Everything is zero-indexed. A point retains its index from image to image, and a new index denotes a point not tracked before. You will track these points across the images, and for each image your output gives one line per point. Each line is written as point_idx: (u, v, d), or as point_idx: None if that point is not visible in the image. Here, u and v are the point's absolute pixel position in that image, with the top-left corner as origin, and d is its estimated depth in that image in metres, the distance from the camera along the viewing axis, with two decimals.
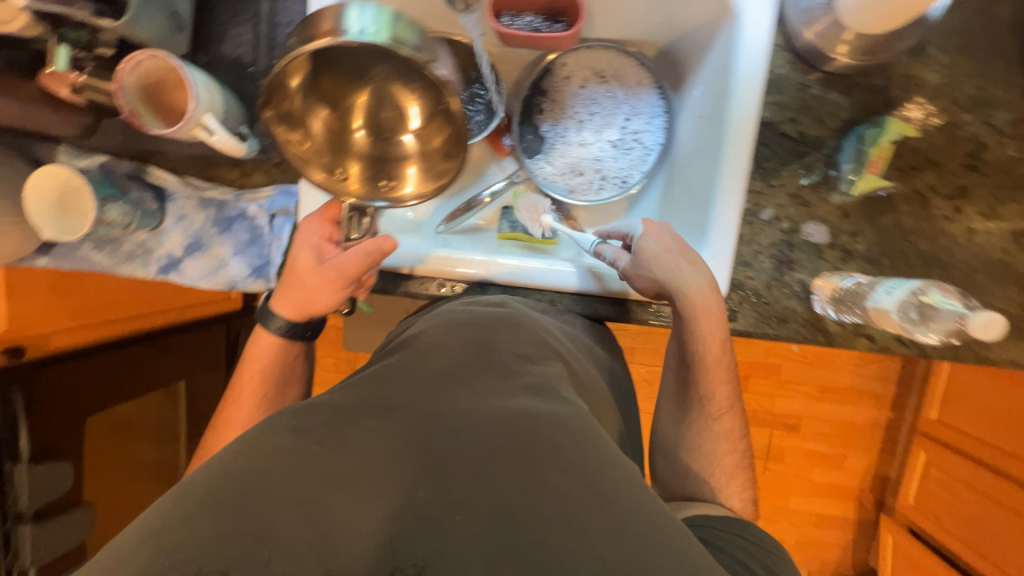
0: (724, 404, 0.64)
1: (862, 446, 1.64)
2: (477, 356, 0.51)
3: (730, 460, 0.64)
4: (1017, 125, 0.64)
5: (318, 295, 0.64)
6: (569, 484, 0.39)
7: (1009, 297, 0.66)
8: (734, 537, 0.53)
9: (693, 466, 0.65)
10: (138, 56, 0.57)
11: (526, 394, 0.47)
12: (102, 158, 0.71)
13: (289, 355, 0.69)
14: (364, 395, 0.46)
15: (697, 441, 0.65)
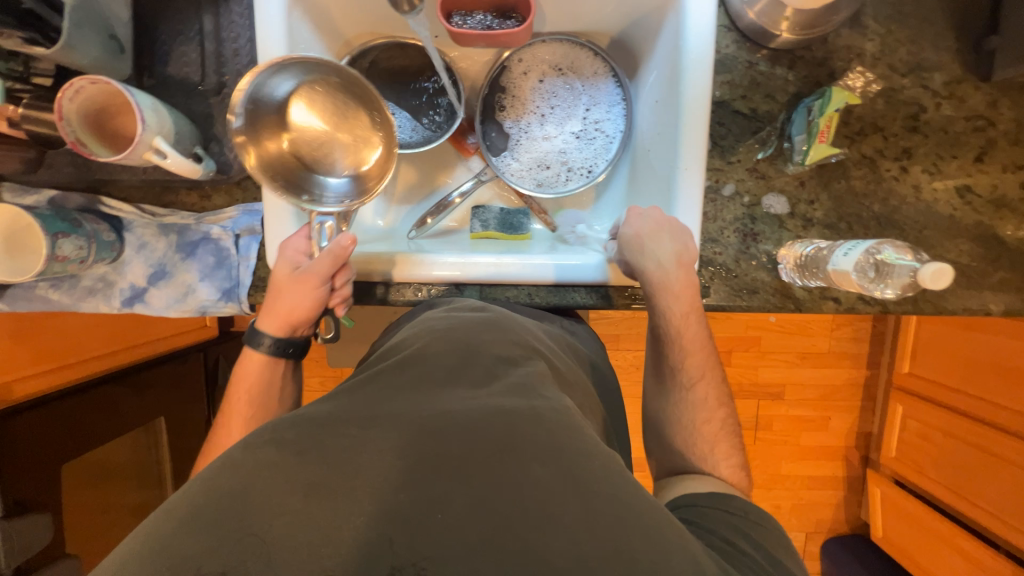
0: (696, 371, 0.65)
1: (844, 406, 1.70)
2: (459, 355, 0.52)
3: (710, 428, 0.64)
4: (950, 86, 0.68)
5: (296, 302, 0.62)
6: (557, 471, 0.40)
7: (959, 249, 0.70)
8: (720, 515, 0.51)
9: (676, 438, 0.65)
10: (78, 82, 0.55)
11: (508, 394, 0.46)
12: (51, 192, 0.68)
13: (277, 373, 0.67)
14: (347, 405, 0.45)
15: (677, 416, 0.65)
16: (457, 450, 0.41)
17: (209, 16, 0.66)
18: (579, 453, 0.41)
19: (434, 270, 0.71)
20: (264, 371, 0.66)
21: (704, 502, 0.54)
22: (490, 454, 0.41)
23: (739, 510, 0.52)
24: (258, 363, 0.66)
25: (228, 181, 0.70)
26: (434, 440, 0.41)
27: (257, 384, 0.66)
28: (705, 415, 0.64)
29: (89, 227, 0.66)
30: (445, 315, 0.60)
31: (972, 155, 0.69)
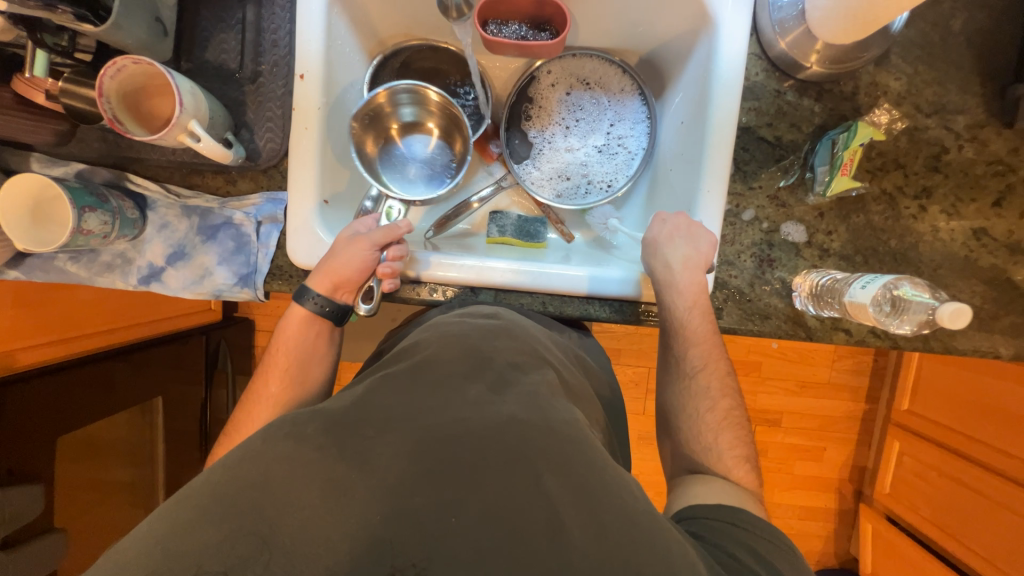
0: (699, 361, 0.66)
1: (841, 438, 1.70)
2: (473, 358, 0.51)
3: (713, 418, 0.63)
4: (973, 129, 0.69)
5: (347, 261, 0.65)
6: (569, 481, 0.40)
7: (972, 291, 0.71)
8: (727, 529, 0.50)
9: (680, 438, 0.64)
10: (121, 61, 0.56)
11: (519, 401, 0.46)
12: (79, 166, 0.69)
13: (312, 334, 0.66)
14: (363, 400, 0.46)
15: (681, 407, 0.65)
16: (471, 453, 0.41)
17: (251, 6, 0.68)
18: (590, 466, 0.41)
19: (450, 273, 0.71)
20: (303, 329, 0.66)
21: (710, 515, 0.52)
22: (504, 459, 0.41)
23: (749, 526, 0.50)
24: (298, 321, 0.66)
25: (255, 169, 0.71)
26: (450, 441, 0.42)
27: (296, 346, 0.66)
28: (710, 407, 0.64)
29: (115, 203, 0.67)
30: (459, 320, 0.59)
31: (991, 199, 0.70)
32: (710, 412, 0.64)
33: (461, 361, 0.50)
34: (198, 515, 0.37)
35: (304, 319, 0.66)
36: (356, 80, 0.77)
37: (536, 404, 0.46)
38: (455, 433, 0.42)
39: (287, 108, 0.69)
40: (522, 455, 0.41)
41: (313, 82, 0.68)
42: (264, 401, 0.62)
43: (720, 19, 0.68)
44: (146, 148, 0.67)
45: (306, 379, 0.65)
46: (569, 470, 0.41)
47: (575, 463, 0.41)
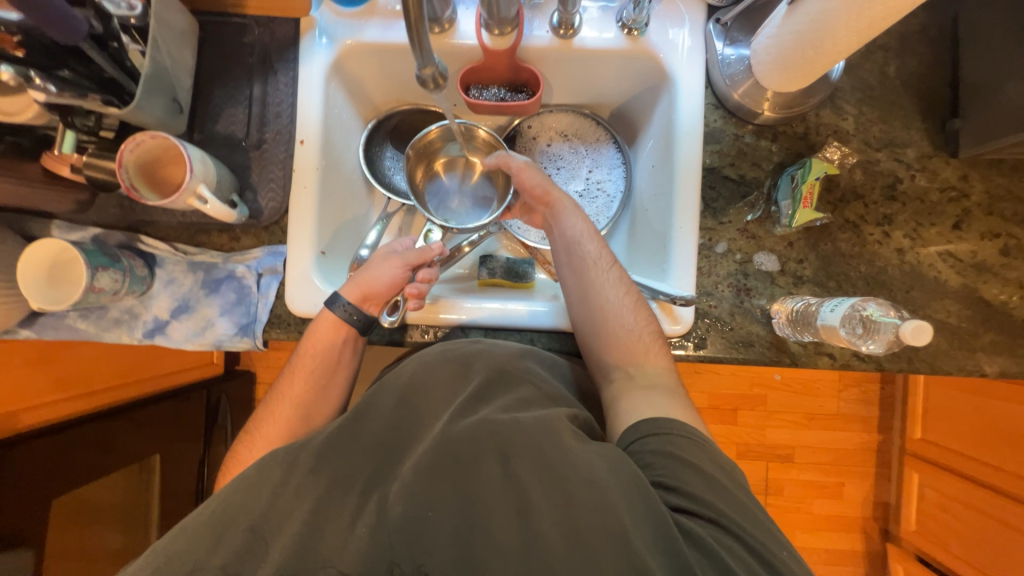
0: (607, 257, 0.72)
1: (858, 472, 1.64)
2: (457, 374, 0.64)
3: (631, 300, 0.70)
4: (923, 160, 0.74)
5: (382, 276, 0.71)
6: (540, 468, 0.52)
7: (947, 310, 0.73)
8: (654, 449, 0.57)
9: (613, 337, 0.68)
10: (141, 137, 0.62)
11: (496, 410, 0.59)
12: (95, 231, 0.75)
13: (338, 342, 0.70)
14: (362, 416, 0.59)
15: (603, 310, 0.69)
16: (461, 455, 0.53)
17: (258, 84, 0.76)
18: (558, 455, 0.53)
19: (441, 313, 0.75)
20: (330, 337, 0.70)
21: (640, 440, 0.58)
22: (484, 458, 0.53)
23: (671, 431, 0.58)
24: (326, 328, 0.70)
25: (258, 226, 0.76)
26: (446, 451, 0.54)
27: (323, 354, 0.71)
28: (626, 294, 0.70)
29: (126, 262, 0.71)
30: (436, 347, 0.68)
31: (950, 222, 0.74)
32: (639, 307, 0.70)
33: (447, 376, 0.64)
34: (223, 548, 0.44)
35: (330, 330, 0.70)
36: (352, 143, 0.85)
37: (514, 412, 0.58)
38: (448, 440, 0.54)
39: (288, 170, 0.75)
40: (499, 450, 0.54)
41: (312, 146, 0.75)
42: (288, 401, 0.69)
43: (676, 75, 0.75)
44: (157, 212, 0.73)
45: (330, 385, 0.71)
46: (539, 459, 0.53)
47: (545, 453, 0.53)
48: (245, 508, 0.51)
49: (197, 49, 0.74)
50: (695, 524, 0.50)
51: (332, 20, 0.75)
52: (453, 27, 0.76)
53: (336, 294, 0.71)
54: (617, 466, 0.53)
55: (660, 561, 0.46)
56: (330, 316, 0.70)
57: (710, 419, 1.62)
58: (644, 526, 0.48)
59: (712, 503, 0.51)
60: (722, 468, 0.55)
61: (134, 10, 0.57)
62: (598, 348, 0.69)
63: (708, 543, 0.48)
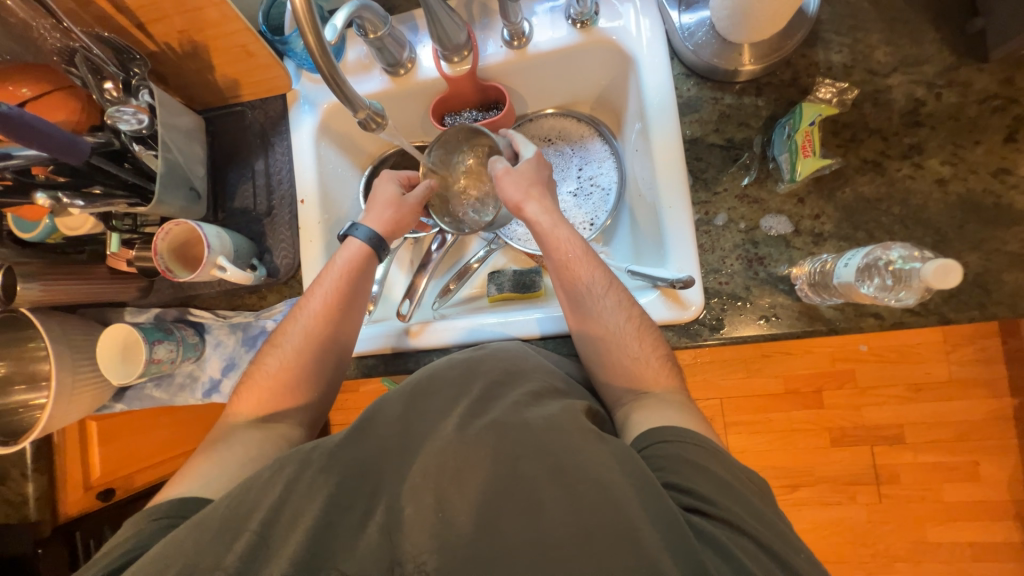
0: (604, 282, 0.68)
1: (992, 447, 1.37)
2: (463, 379, 0.59)
3: (632, 326, 0.65)
4: (947, 74, 0.64)
5: (401, 211, 0.79)
6: (548, 467, 0.48)
7: (1021, 238, 0.61)
8: (668, 453, 0.53)
9: (615, 363, 0.65)
10: (168, 226, 0.73)
11: (504, 410, 0.54)
12: (156, 310, 0.87)
13: (354, 271, 0.75)
14: (364, 430, 0.54)
15: (603, 329, 0.66)
16: (465, 460, 0.49)
17: (260, 159, 0.85)
18: (566, 456, 0.48)
19: (446, 335, 0.78)
20: (347, 261, 0.75)
21: (651, 446, 0.54)
22: (485, 466, 0.48)
23: (683, 437, 0.54)
24: (348, 252, 0.76)
25: (278, 283, 0.84)
26: (451, 458, 0.50)
27: (347, 276, 0.74)
28: (627, 320, 0.66)
29: (178, 333, 0.83)
30: (445, 357, 0.64)
31: (999, 136, 0.62)
32: (641, 331, 0.65)
33: (457, 378, 0.60)
34: None
35: (357, 254, 0.76)
36: (350, 191, 0.92)
37: (525, 411, 0.53)
38: (454, 445, 0.50)
39: (295, 229, 0.83)
40: (501, 454, 0.49)
41: (312, 203, 0.83)
42: (298, 327, 0.72)
43: (638, 55, 0.73)
44: (197, 285, 0.83)
45: (342, 318, 0.73)
46: (547, 459, 0.48)
47: (549, 452, 0.49)
48: (240, 522, 0.47)
49: (209, 140, 0.85)
50: (709, 524, 0.46)
51: (312, 88, 0.84)
52: (415, 65, 0.80)
53: (359, 224, 0.78)
54: (630, 466, 0.48)
55: (675, 559, 0.42)
56: (358, 243, 0.76)
57: (792, 405, 1.45)
58: (657, 525, 0.44)
59: (726, 505, 0.47)
60: (738, 477, 0.51)
61: (143, 123, 0.66)
62: (599, 371, 0.67)
63: (726, 545, 0.44)
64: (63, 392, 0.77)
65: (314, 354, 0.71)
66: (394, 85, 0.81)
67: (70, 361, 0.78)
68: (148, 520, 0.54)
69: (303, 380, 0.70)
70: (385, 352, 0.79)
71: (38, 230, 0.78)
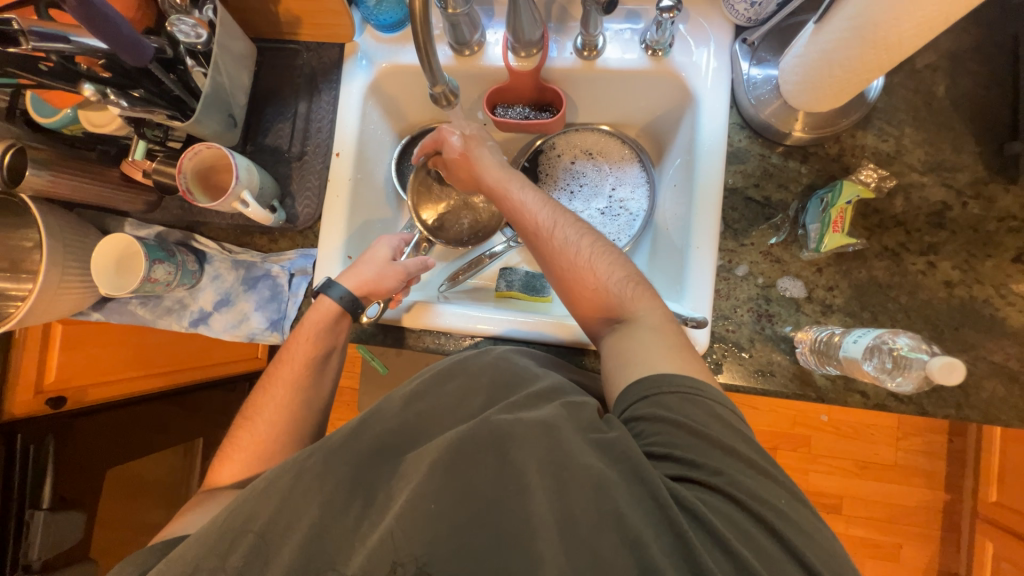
0: (551, 219, 0.69)
1: (917, 533, 1.46)
2: (454, 385, 0.59)
3: (586, 255, 0.65)
4: (976, 186, 0.68)
5: (382, 272, 0.76)
6: (539, 458, 0.48)
7: (1007, 352, 0.65)
8: (646, 412, 0.52)
9: (587, 293, 0.65)
10: (199, 147, 0.70)
11: (505, 410, 0.53)
12: (158, 229, 0.84)
13: (335, 330, 0.75)
14: (361, 429, 0.54)
15: (563, 272, 0.66)
16: (472, 447, 0.49)
17: (304, 102, 0.83)
18: (558, 444, 0.49)
19: (452, 323, 0.77)
20: (325, 325, 0.74)
21: (630, 408, 0.54)
22: (486, 462, 0.48)
23: (658, 387, 0.53)
24: (325, 317, 0.74)
25: (294, 230, 0.83)
26: (459, 448, 0.49)
27: (319, 338, 0.74)
28: (588, 249, 0.66)
29: (180, 257, 0.80)
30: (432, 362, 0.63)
31: (1009, 255, 0.67)
32: (604, 258, 0.65)
33: (456, 389, 0.59)
34: (217, 548, 0.46)
35: (328, 315, 0.74)
36: (384, 156, 0.91)
37: (516, 412, 0.53)
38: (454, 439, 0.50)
39: (324, 180, 0.81)
40: (499, 447, 0.49)
41: (347, 158, 0.81)
42: (274, 398, 0.71)
43: (700, 97, 0.75)
44: (210, 214, 0.81)
45: (322, 377, 0.74)
46: (541, 452, 0.48)
47: (542, 445, 0.49)
48: (256, 513, 0.48)
49: (255, 71, 0.83)
50: (690, 493, 0.47)
51: (372, 45, 0.82)
52: (482, 50, 0.80)
53: (334, 281, 0.75)
54: (612, 451, 0.49)
55: (659, 538, 0.44)
56: (330, 303, 0.74)
57: None
58: (639, 503, 0.46)
59: (708, 467, 0.48)
60: (722, 429, 0.50)
61: (201, 38, 0.64)
62: (574, 306, 0.67)
63: (707, 517, 0.45)
64: (47, 289, 0.74)
65: (291, 419, 0.71)
66: (457, 63, 0.80)
67: (61, 258, 0.74)
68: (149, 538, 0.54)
69: (280, 447, 0.69)
70: (389, 321, 0.78)
71: (57, 118, 0.74)
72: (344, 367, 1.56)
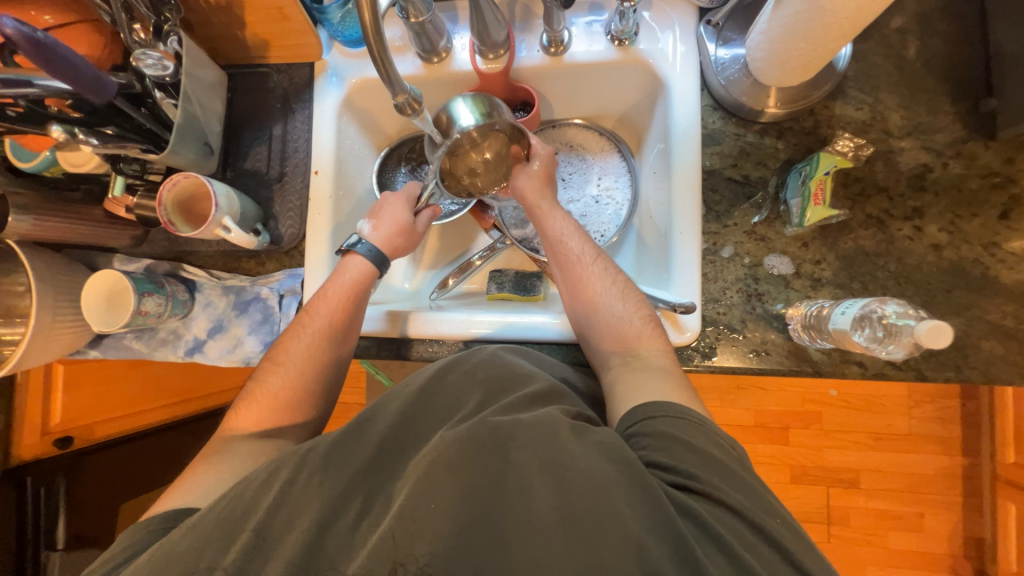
0: (593, 251, 0.72)
1: (938, 501, 1.44)
2: (453, 390, 0.58)
3: (617, 289, 0.69)
4: (956, 146, 0.68)
5: (409, 236, 0.79)
6: (539, 457, 0.48)
7: (1002, 310, 0.65)
8: (652, 430, 0.53)
9: (601, 326, 0.67)
10: (177, 177, 0.71)
11: (503, 411, 0.53)
12: (147, 262, 0.84)
13: (364, 289, 0.74)
14: (360, 431, 0.53)
15: (592, 297, 0.69)
16: (472, 444, 0.48)
17: (279, 124, 0.84)
18: (556, 446, 0.49)
19: (444, 330, 0.77)
20: (356, 283, 0.73)
21: (637, 424, 0.55)
22: (482, 459, 0.47)
23: (666, 410, 0.55)
24: (356, 275, 0.74)
25: (279, 251, 0.83)
26: (453, 444, 0.48)
27: (349, 296, 0.73)
28: (620, 286, 0.69)
29: (169, 288, 0.80)
30: (434, 363, 0.62)
31: (995, 211, 0.66)
32: (631, 299, 0.68)
33: (457, 387, 0.59)
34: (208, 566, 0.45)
35: (361, 274, 0.74)
36: (364, 170, 0.91)
37: (515, 413, 0.53)
38: (449, 437, 0.49)
39: (304, 199, 0.82)
40: (497, 443, 0.48)
41: (325, 176, 0.82)
42: (286, 365, 0.69)
43: (671, 83, 0.75)
44: (196, 242, 0.81)
45: (347, 334, 0.72)
46: (540, 452, 0.48)
47: (542, 443, 0.49)
48: (253, 515, 0.48)
49: (228, 97, 0.83)
50: (692, 501, 0.47)
51: (341, 61, 0.83)
52: (449, 55, 0.80)
53: (364, 240, 0.76)
54: (616, 455, 0.49)
55: (661, 542, 0.43)
56: (360, 261, 0.75)
57: (758, 439, 1.49)
58: (642, 509, 0.45)
59: (708, 480, 0.48)
60: (723, 450, 0.51)
61: (167, 70, 0.64)
62: (589, 335, 0.69)
63: (708, 521, 0.45)
64: (40, 331, 0.74)
65: (312, 380, 0.69)
66: (426, 71, 0.81)
67: (51, 299, 0.75)
68: (143, 530, 0.53)
69: None
70: (383, 335, 0.79)
71: (37, 162, 0.74)
72: (349, 384, 1.56)
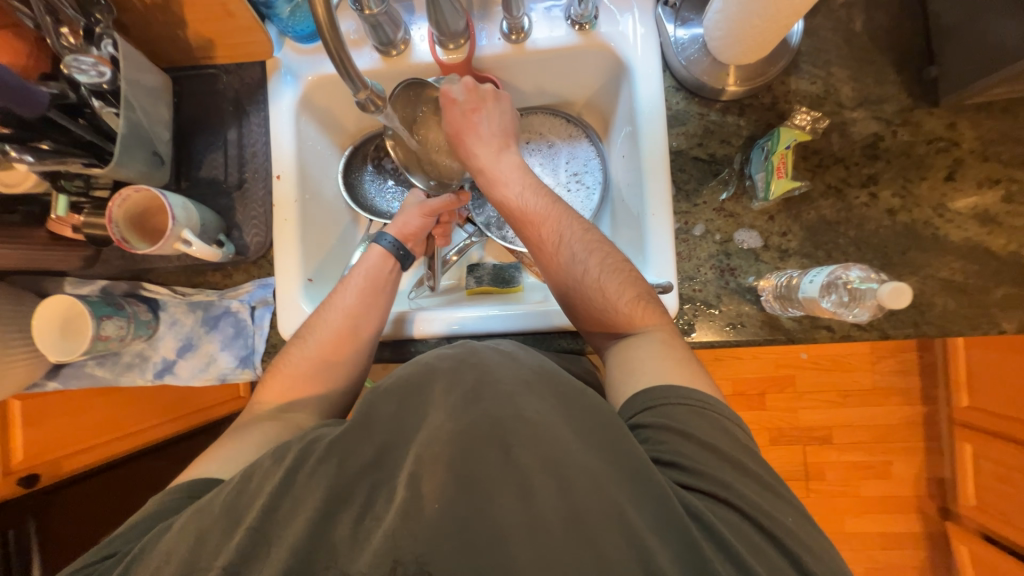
0: (555, 238, 0.70)
1: (903, 448, 1.54)
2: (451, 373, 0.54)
3: (591, 275, 0.67)
4: (903, 114, 0.71)
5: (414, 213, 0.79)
6: (541, 457, 0.47)
7: (952, 267, 0.69)
8: (651, 423, 0.54)
9: (591, 310, 0.67)
10: (126, 192, 0.67)
11: (498, 400, 0.50)
12: (102, 283, 0.79)
13: (386, 269, 0.76)
14: (350, 437, 0.50)
15: (569, 286, 0.69)
16: (469, 446, 0.47)
17: (233, 128, 0.79)
18: (558, 445, 0.47)
19: (426, 328, 0.76)
20: (380, 264, 0.75)
21: (635, 416, 0.56)
22: (479, 460, 0.47)
23: (668, 397, 0.55)
24: (377, 259, 0.76)
25: (246, 261, 0.79)
26: (449, 448, 0.47)
27: (371, 278, 0.74)
28: (596, 268, 0.68)
29: (129, 309, 0.76)
30: (437, 351, 0.58)
31: (941, 174, 0.70)
32: (609, 280, 0.67)
33: (446, 370, 0.54)
34: None
35: (374, 260, 0.75)
36: (329, 171, 0.88)
37: (519, 399, 0.50)
38: (446, 438, 0.47)
39: (268, 206, 0.79)
40: (495, 442, 0.47)
41: (289, 180, 0.78)
42: (308, 347, 0.69)
43: (634, 66, 0.75)
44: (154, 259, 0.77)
45: (369, 317, 0.72)
46: (543, 452, 0.47)
47: (543, 442, 0.47)
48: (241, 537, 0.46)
49: (176, 103, 0.79)
50: (694, 498, 0.48)
51: (295, 58, 0.79)
52: (409, 47, 0.78)
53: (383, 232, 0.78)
54: (619, 454, 0.48)
55: (663, 540, 0.44)
56: (380, 250, 0.76)
57: (737, 406, 1.56)
58: (643, 506, 0.46)
59: (710, 477, 0.49)
60: (727, 445, 0.52)
61: (104, 76, 0.60)
62: (578, 320, 0.70)
63: (710, 521, 0.46)
64: None
65: (333, 359, 0.69)
66: (385, 65, 0.78)
67: None
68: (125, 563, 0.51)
69: None
70: None
71: None
72: None
